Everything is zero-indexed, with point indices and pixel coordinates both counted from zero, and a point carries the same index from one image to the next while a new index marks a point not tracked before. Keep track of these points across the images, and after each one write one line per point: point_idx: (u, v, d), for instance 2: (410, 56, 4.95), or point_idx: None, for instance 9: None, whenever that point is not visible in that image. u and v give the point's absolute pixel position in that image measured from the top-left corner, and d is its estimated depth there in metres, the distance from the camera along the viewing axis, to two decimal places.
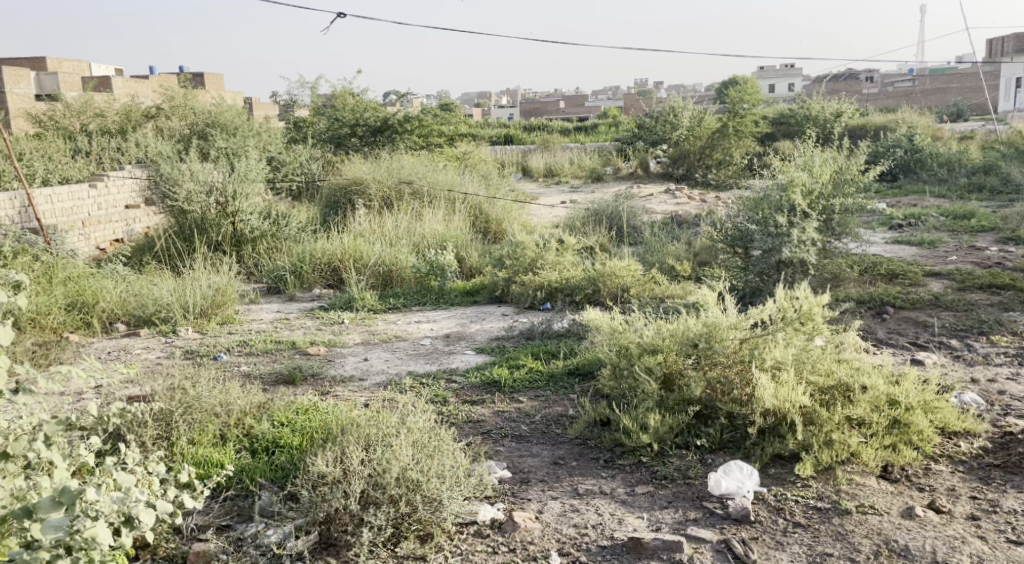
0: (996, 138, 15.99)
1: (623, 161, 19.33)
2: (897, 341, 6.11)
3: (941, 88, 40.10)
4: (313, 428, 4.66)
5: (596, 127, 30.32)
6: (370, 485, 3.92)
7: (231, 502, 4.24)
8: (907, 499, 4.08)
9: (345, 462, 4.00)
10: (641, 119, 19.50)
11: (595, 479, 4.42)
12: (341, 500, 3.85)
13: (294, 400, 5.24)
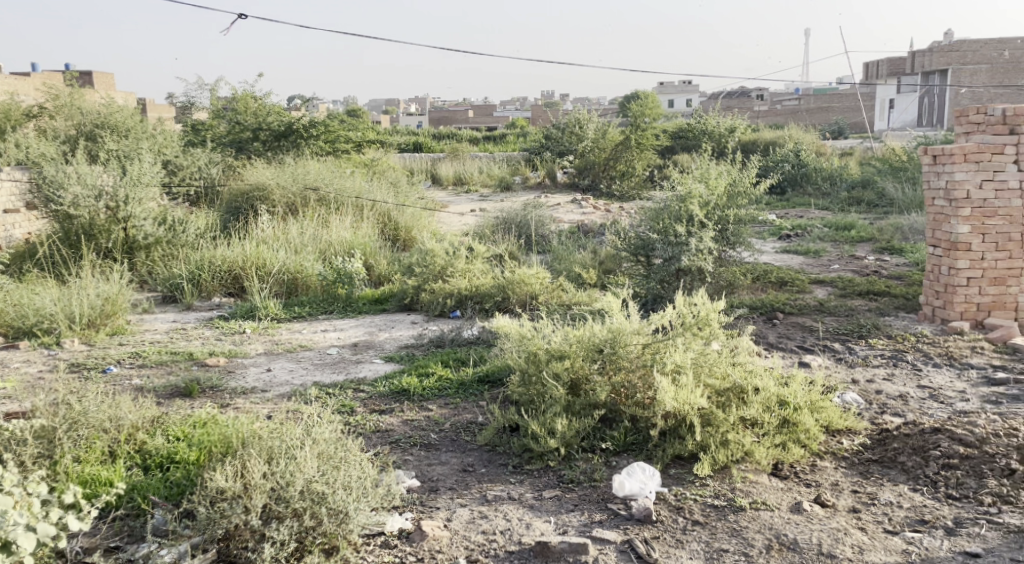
0: (873, 155, 17.05)
1: (530, 171, 19.58)
2: (786, 345, 6.46)
3: (823, 107, 42.38)
4: (211, 441, 4.47)
5: (504, 138, 30.59)
6: (273, 499, 3.81)
7: (121, 521, 4.11)
8: (795, 494, 4.33)
9: (245, 476, 3.87)
10: (548, 130, 19.87)
11: (504, 485, 4.49)
12: (242, 516, 3.73)
13: (192, 413, 5.08)
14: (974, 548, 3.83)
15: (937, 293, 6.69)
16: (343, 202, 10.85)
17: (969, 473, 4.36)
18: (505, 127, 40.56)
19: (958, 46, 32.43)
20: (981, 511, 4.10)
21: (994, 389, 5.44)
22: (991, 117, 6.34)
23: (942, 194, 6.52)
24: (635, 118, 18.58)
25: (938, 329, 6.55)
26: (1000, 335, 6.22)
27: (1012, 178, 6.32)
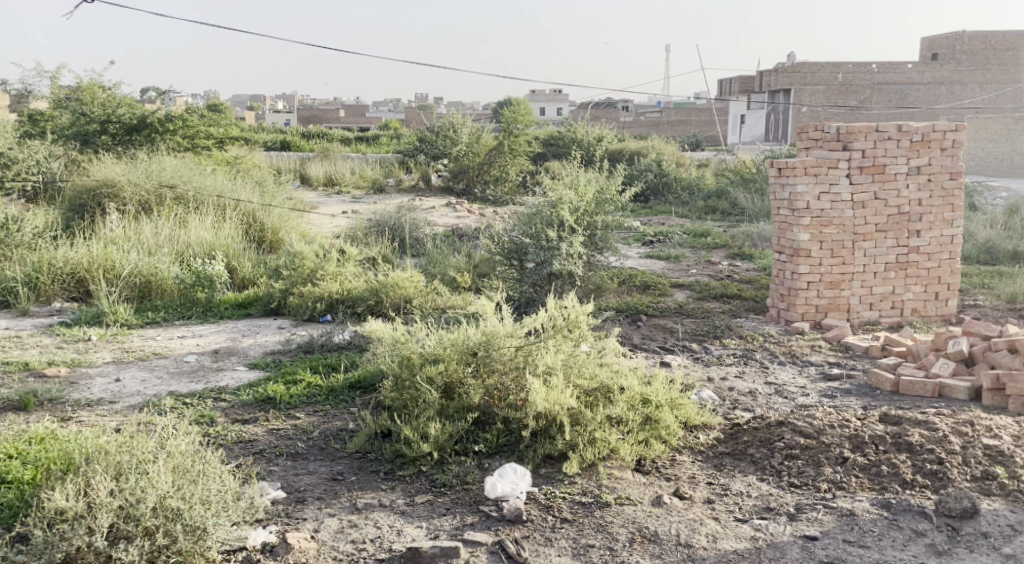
0: (727, 167, 18.03)
1: (404, 173, 19.54)
2: (649, 345, 6.78)
3: (682, 120, 44.27)
4: (47, 459, 4.27)
5: (376, 139, 30.36)
6: (120, 518, 3.68)
7: None
8: (656, 489, 4.57)
9: (89, 494, 3.70)
10: (422, 132, 19.91)
11: (374, 493, 4.52)
12: (85, 536, 3.57)
13: (27, 428, 4.83)
14: (813, 531, 4.10)
15: (782, 295, 7.19)
16: (204, 201, 10.52)
17: (808, 462, 4.71)
18: (380, 128, 40.22)
19: (801, 67, 34.09)
20: (819, 497, 4.42)
21: (830, 384, 5.91)
22: (826, 134, 6.86)
23: (785, 204, 7.02)
24: (508, 124, 18.87)
25: (782, 329, 7.04)
26: (834, 334, 6.74)
27: (844, 191, 6.88)
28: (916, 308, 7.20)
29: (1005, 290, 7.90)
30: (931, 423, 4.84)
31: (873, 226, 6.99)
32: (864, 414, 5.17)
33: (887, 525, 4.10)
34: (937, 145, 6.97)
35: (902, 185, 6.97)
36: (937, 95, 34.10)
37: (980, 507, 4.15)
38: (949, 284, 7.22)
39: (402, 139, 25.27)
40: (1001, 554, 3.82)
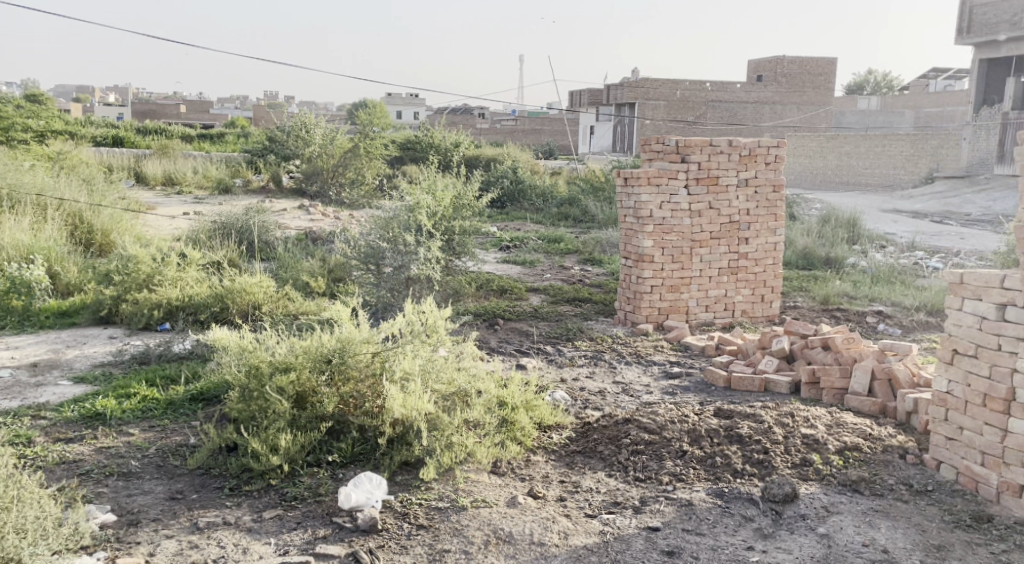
0: (579, 175, 18.62)
1: (252, 174, 19.03)
2: (505, 349, 6.93)
3: (535, 129, 44.77)
4: None
5: (222, 138, 29.30)
6: None
7: None
8: (511, 490, 4.68)
9: None
10: (272, 131, 19.40)
11: (218, 510, 4.41)
12: None
13: None
14: (655, 523, 4.32)
15: (628, 298, 7.55)
16: (20, 200, 9.83)
17: (652, 456, 4.97)
18: (223, 126, 38.70)
19: (644, 82, 34.40)
20: (661, 489, 4.67)
21: (672, 382, 6.26)
22: (666, 146, 7.28)
23: (631, 212, 7.38)
24: (363, 127, 18.86)
25: (628, 331, 7.38)
26: (675, 335, 7.15)
27: (683, 200, 7.31)
28: (745, 310, 7.73)
29: (820, 293, 8.64)
30: (758, 416, 5.24)
31: (708, 234, 7.46)
32: (700, 410, 5.52)
33: (720, 513, 4.39)
34: (762, 160, 7.52)
35: (733, 196, 7.48)
36: (761, 113, 35.77)
37: (799, 492, 4.52)
38: (773, 288, 7.79)
39: (250, 138, 24.45)
40: (818, 533, 4.16)
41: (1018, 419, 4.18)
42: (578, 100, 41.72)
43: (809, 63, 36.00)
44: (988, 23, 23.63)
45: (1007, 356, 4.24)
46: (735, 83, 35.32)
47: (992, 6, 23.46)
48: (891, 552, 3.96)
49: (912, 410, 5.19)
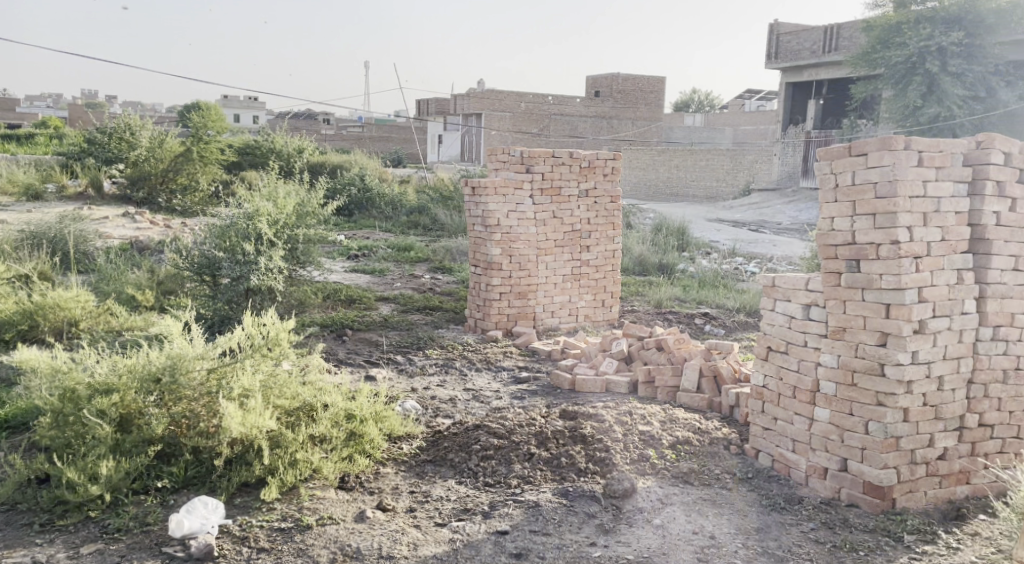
0: (427, 183, 18.66)
1: (68, 178, 17.72)
2: (354, 360, 6.86)
3: (384, 136, 44.45)
4: None
5: (31, 139, 27.09)
6: None
7: None
8: (359, 504, 4.61)
9: None
10: (90, 132, 18.19)
11: (27, 549, 4.14)
12: None
13: None
14: (503, 526, 4.39)
15: (478, 306, 7.69)
16: None
17: (501, 461, 5.06)
18: (33, 126, 35.78)
19: (489, 93, 34.71)
20: (509, 493, 4.76)
21: (520, 387, 6.42)
22: (512, 157, 7.48)
23: (479, 221, 7.51)
24: (195, 130, 18.17)
25: (478, 338, 7.50)
26: (523, 340, 7.32)
27: (528, 210, 7.51)
28: (588, 315, 8.03)
29: (654, 297, 9.13)
30: (600, 416, 5.46)
31: (553, 242, 7.70)
32: (546, 412, 5.68)
33: (565, 511, 4.53)
34: (601, 171, 7.83)
35: (575, 205, 7.75)
36: (599, 128, 36.63)
37: (637, 486, 4.74)
38: (613, 293, 8.14)
39: (64, 140, 22.74)
40: (654, 525, 4.38)
41: (822, 408, 4.60)
42: (425, 110, 41.78)
43: (640, 80, 37.04)
44: (792, 50, 24.85)
45: (813, 351, 4.66)
46: (575, 98, 36.01)
47: (796, 35, 24.69)
48: (717, 538, 4.24)
49: (735, 403, 5.62)
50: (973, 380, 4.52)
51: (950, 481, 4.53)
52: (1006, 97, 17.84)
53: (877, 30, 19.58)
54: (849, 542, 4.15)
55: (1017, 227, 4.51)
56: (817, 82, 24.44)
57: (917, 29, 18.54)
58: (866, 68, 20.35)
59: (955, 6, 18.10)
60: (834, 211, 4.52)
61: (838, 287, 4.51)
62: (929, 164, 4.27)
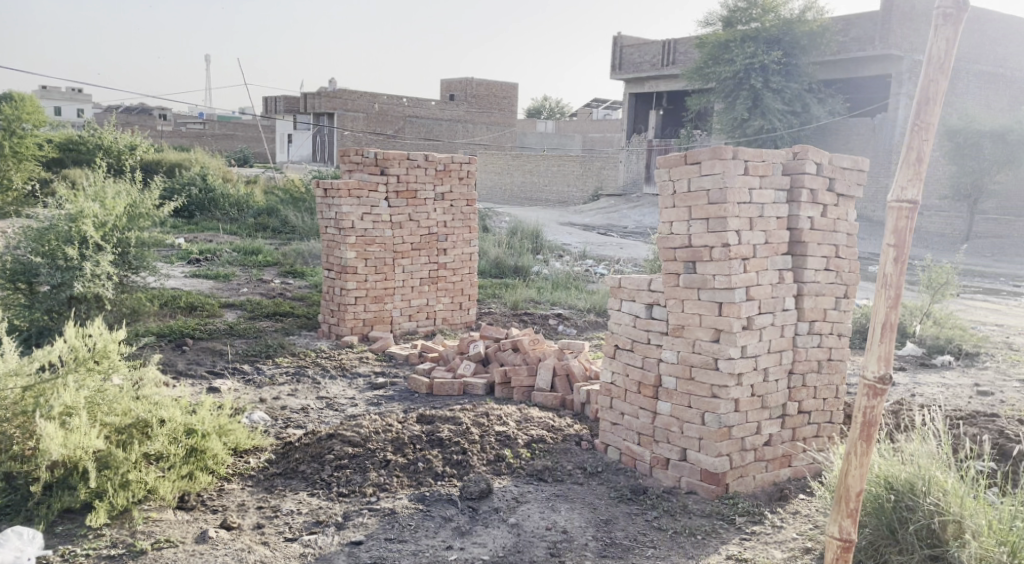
0: (274, 184, 18.12)
1: None
2: (195, 371, 6.55)
3: (228, 134, 42.70)
4: None
5: None
6: None
7: None
8: (201, 524, 4.42)
9: None
10: None
11: None
12: None
13: None
14: (357, 536, 4.33)
15: (332, 311, 7.54)
16: None
17: (356, 469, 4.98)
18: None
19: (339, 93, 33.49)
20: (364, 501, 4.69)
21: (376, 392, 6.36)
22: (366, 158, 7.37)
23: (332, 223, 7.38)
24: (9, 124, 16.89)
25: (333, 344, 7.36)
26: (380, 345, 7.24)
27: (384, 212, 7.44)
28: (445, 318, 8.05)
29: (510, 299, 9.29)
30: (457, 419, 5.50)
31: (409, 245, 7.67)
32: (403, 417, 5.65)
33: (421, 517, 4.52)
34: (456, 175, 7.88)
35: (431, 209, 7.76)
36: (455, 131, 36.68)
37: (492, 487, 4.81)
38: (470, 295, 8.20)
39: None
40: (509, 524, 4.45)
41: (664, 401, 4.84)
42: (272, 108, 40.40)
43: (494, 86, 37.43)
44: (634, 63, 25.76)
45: (655, 348, 4.90)
46: (429, 100, 35.84)
47: (637, 48, 25.61)
48: (568, 532, 4.35)
49: (586, 400, 5.79)
50: (793, 371, 4.88)
51: (775, 464, 4.87)
52: (818, 113, 19.79)
53: (707, 47, 20.68)
54: (688, 527, 4.36)
55: (828, 231, 4.90)
56: (657, 94, 25.53)
57: (742, 47, 19.77)
58: (699, 82, 21.45)
59: (775, 27, 19.55)
60: (672, 216, 4.77)
61: (677, 287, 4.75)
62: (754, 173, 4.57)
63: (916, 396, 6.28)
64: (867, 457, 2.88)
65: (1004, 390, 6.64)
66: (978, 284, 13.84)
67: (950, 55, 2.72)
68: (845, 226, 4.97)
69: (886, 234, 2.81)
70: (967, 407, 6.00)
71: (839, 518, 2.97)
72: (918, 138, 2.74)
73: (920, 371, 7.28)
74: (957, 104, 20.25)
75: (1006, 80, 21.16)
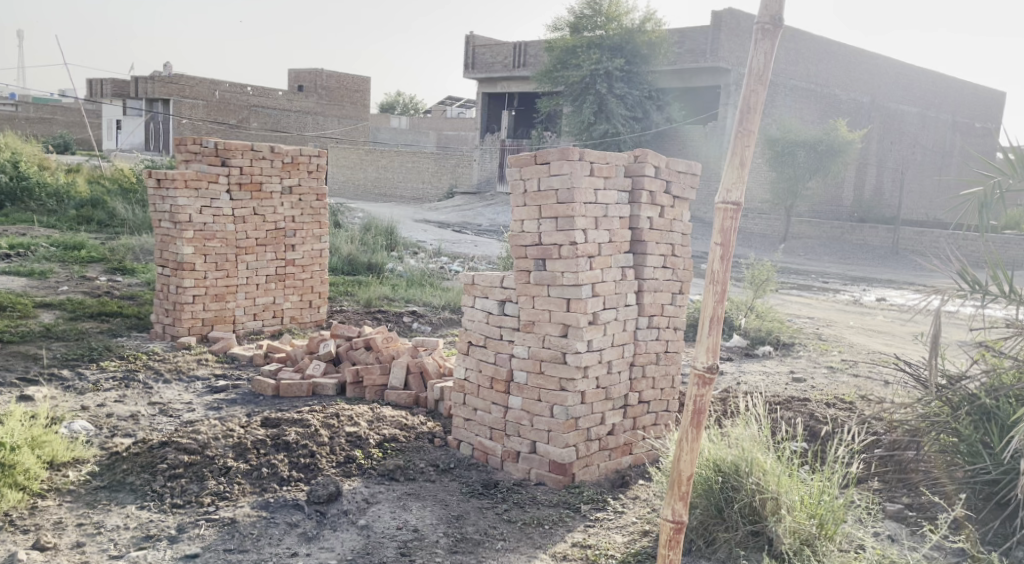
0: (97, 173, 16.90)
1: None
2: (5, 379, 5.97)
3: (48, 119, 39.44)
4: None
5: None
6: None
7: None
8: (10, 546, 4.03)
9: None
10: None
11: None
12: None
13: None
14: (192, 549, 4.07)
15: (167, 311, 7.09)
16: None
17: (192, 478, 4.69)
18: None
19: (176, 78, 30.85)
20: (201, 512, 4.42)
21: (216, 396, 6.03)
22: (205, 148, 6.99)
23: (167, 216, 6.95)
24: None
25: (168, 345, 6.93)
26: (221, 345, 6.88)
27: (225, 205, 7.09)
28: (293, 316, 7.77)
29: (362, 297, 9.09)
30: (304, 422, 5.29)
31: (254, 241, 7.35)
32: (246, 421, 5.38)
33: (265, 525, 4.31)
34: (305, 168, 7.61)
35: (277, 202, 7.46)
36: (304, 123, 35.54)
37: (341, 489, 4.64)
38: (320, 293, 7.96)
39: None
40: (358, 526, 4.31)
41: (515, 396, 4.85)
42: (99, 92, 37.69)
43: (344, 79, 36.70)
44: (487, 63, 25.84)
45: (507, 343, 4.90)
46: (275, 90, 34.24)
47: (489, 47, 25.75)
48: (419, 530, 4.26)
49: (439, 397, 5.73)
50: (634, 363, 5.00)
51: (617, 453, 4.98)
52: (657, 120, 20.71)
53: (556, 52, 20.96)
54: (536, 518, 4.38)
55: (665, 231, 5.06)
56: (509, 94, 25.77)
57: (588, 53, 20.26)
58: (548, 84, 21.83)
59: (617, 35, 20.21)
60: (523, 214, 4.79)
61: (527, 284, 4.76)
62: (599, 174, 4.65)
63: (741, 384, 6.64)
64: (696, 442, 2.96)
65: (816, 375, 7.14)
66: (795, 280, 14.83)
67: (768, 69, 2.85)
68: (680, 226, 5.16)
69: (714, 233, 2.90)
70: (785, 392, 6.41)
71: (672, 501, 3.03)
72: (741, 144, 2.85)
73: (744, 360, 7.70)
74: (777, 115, 21.69)
75: (819, 94, 22.86)
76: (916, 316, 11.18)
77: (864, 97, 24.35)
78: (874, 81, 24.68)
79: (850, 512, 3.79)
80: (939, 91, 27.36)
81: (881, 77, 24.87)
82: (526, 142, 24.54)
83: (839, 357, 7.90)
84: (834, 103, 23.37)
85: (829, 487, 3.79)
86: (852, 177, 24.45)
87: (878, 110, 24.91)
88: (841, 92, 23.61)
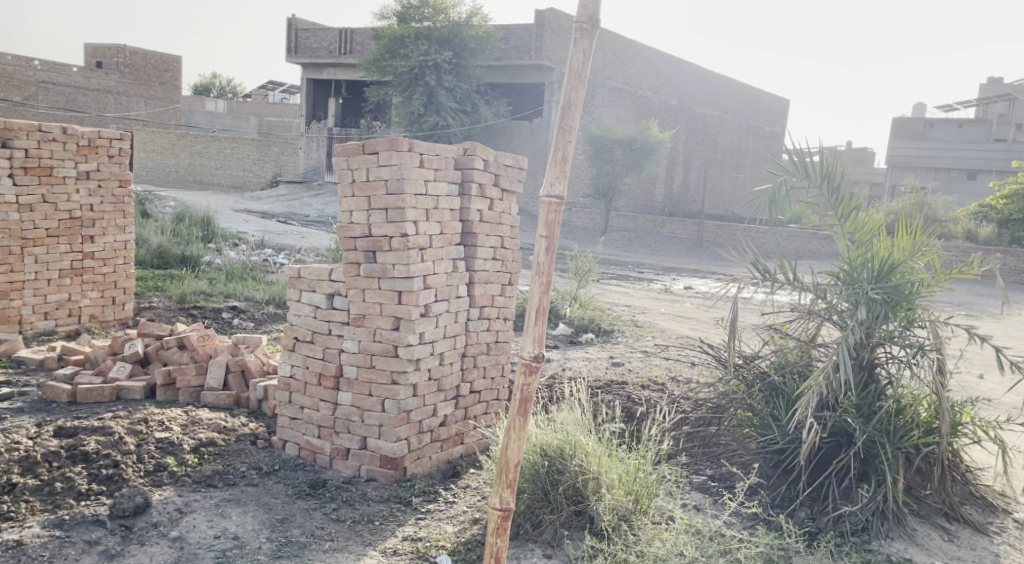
0: None
1: None
2: None
3: None
4: None
5: None
6: None
7: None
8: None
9: None
10: None
11: None
12: None
13: None
14: None
15: None
16: None
17: None
18: None
19: None
20: None
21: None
22: None
23: None
24: None
25: None
26: (5, 349, 6.16)
27: (7, 192, 6.35)
28: (94, 315, 7.10)
29: (175, 291, 8.44)
30: (107, 429, 4.79)
31: (44, 231, 6.64)
32: (36, 433, 4.80)
33: (58, 545, 3.84)
34: (104, 152, 6.96)
35: (71, 189, 6.77)
36: (104, 103, 32.81)
37: (151, 500, 4.24)
38: (125, 289, 7.31)
39: None
40: (170, 538, 3.94)
41: (344, 392, 4.62)
42: None
43: (151, 57, 34.26)
44: (311, 48, 24.95)
45: (335, 338, 4.65)
46: (70, 66, 31.36)
47: (312, 33, 24.84)
48: (240, 537, 3.96)
49: (262, 397, 5.41)
50: (465, 354, 4.91)
51: (449, 444, 4.86)
52: (484, 113, 20.81)
53: (383, 40, 20.49)
54: (366, 515, 4.19)
55: (495, 223, 4.99)
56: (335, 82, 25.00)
57: (415, 44, 20.01)
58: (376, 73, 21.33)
59: (445, 28, 20.07)
60: (351, 205, 4.56)
61: (357, 277, 4.54)
62: (428, 166, 4.51)
63: (565, 370, 6.74)
64: (524, 430, 2.89)
65: (633, 360, 7.38)
66: (612, 270, 15.39)
67: (587, 67, 2.80)
68: (509, 219, 5.11)
69: (538, 225, 2.83)
70: (606, 377, 6.56)
71: (500, 489, 2.95)
72: (563, 140, 2.79)
73: (569, 347, 7.83)
74: (596, 114, 22.41)
75: (632, 96, 23.81)
76: (718, 303, 11.90)
77: (672, 100, 25.64)
78: (681, 85, 26.04)
79: (662, 486, 3.91)
80: (737, 97, 29.30)
81: (687, 81, 26.29)
82: (353, 132, 23.96)
83: (653, 342, 8.22)
84: (646, 104, 24.45)
85: (642, 465, 3.90)
86: (663, 174, 25.76)
87: (685, 112, 26.34)
88: (652, 94, 24.74)
